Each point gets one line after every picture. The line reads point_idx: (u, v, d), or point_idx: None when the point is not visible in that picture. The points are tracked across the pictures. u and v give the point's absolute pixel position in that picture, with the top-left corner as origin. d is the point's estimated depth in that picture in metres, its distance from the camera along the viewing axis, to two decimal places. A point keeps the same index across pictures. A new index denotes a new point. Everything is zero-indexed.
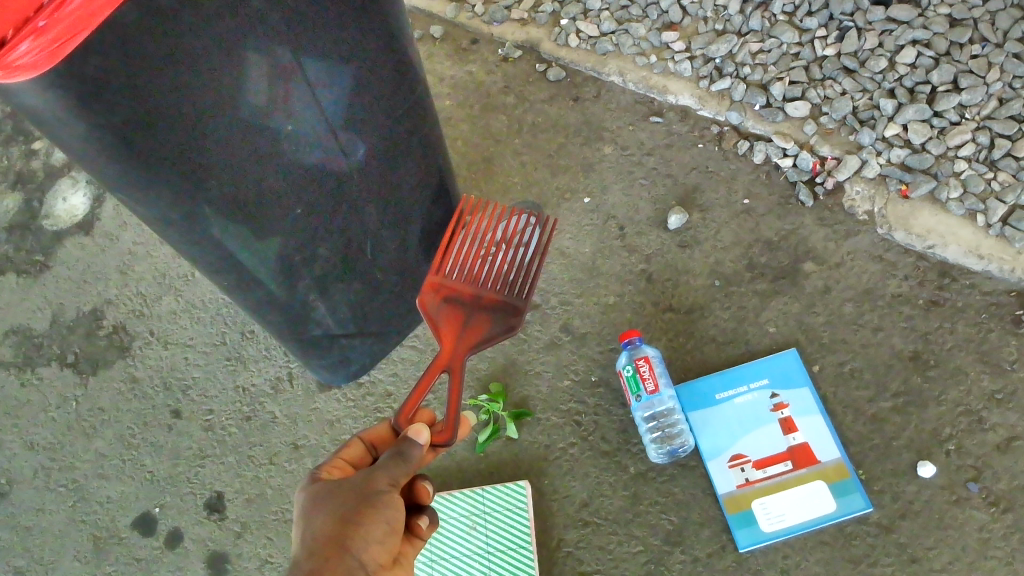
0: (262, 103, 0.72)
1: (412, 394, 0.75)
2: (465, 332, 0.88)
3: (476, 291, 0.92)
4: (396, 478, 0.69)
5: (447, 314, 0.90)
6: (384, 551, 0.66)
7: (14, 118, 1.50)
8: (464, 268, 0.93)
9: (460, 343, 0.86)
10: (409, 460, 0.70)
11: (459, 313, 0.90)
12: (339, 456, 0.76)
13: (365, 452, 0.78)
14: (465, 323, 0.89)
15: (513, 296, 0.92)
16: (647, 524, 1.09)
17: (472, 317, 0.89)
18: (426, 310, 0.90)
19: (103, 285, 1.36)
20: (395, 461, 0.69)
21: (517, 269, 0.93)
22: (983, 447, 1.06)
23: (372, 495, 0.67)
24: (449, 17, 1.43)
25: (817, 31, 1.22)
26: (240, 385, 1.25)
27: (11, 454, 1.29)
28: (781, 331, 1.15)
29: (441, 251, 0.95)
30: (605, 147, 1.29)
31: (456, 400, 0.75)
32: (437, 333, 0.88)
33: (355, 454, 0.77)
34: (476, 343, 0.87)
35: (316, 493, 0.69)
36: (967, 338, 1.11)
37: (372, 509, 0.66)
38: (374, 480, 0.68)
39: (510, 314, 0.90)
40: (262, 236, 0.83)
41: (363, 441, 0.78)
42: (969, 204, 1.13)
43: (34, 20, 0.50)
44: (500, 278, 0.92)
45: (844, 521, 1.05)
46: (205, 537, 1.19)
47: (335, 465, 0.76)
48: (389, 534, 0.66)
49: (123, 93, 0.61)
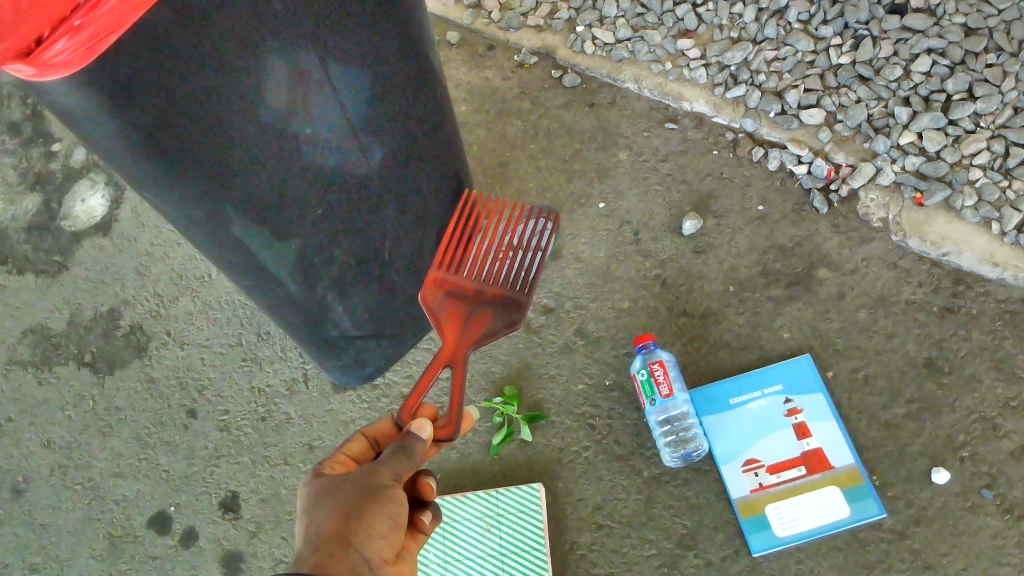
0: (289, 106, 0.73)
1: (415, 389, 0.76)
2: (467, 327, 0.88)
3: (478, 286, 0.92)
4: (400, 473, 0.69)
5: (449, 310, 0.90)
6: (388, 545, 0.66)
7: (34, 120, 1.52)
8: (467, 264, 0.93)
9: (462, 338, 0.87)
10: (412, 455, 0.70)
11: (462, 309, 0.90)
12: (341, 452, 0.76)
13: (368, 447, 0.79)
14: (467, 319, 0.89)
15: (516, 290, 0.92)
16: (661, 528, 1.10)
17: (474, 313, 0.89)
18: (428, 306, 0.90)
19: (121, 286, 1.37)
20: (398, 456, 0.69)
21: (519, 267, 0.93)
22: (997, 454, 1.06)
23: (376, 489, 0.67)
24: (466, 23, 1.44)
25: (833, 39, 1.23)
26: (256, 386, 1.26)
27: (27, 452, 1.30)
28: (795, 337, 1.16)
29: (443, 247, 0.95)
30: (620, 153, 1.30)
31: (460, 395, 0.75)
32: (439, 328, 0.88)
33: (358, 449, 0.78)
34: (478, 338, 0.87)
35: (321, 488, 0.69)
36: (981, 345, 1.11)
37: (377, 503, 0.66)
38: (378, 475, 0.68)
39: (513, 309, 0.90)
40: (284, 237, 0.84)
41: (366, 436, 0.79)
42: (984, 212, 1.14)
43: (70, 19, 0.50)
44: (501, 276, 0.92)
45: (858, 526, 1.06)
46: (220, 536, 1.19)
47: (338, 460, 0.76)
48: (393, 528, 0.66)
49: (153, 94, 0.62)
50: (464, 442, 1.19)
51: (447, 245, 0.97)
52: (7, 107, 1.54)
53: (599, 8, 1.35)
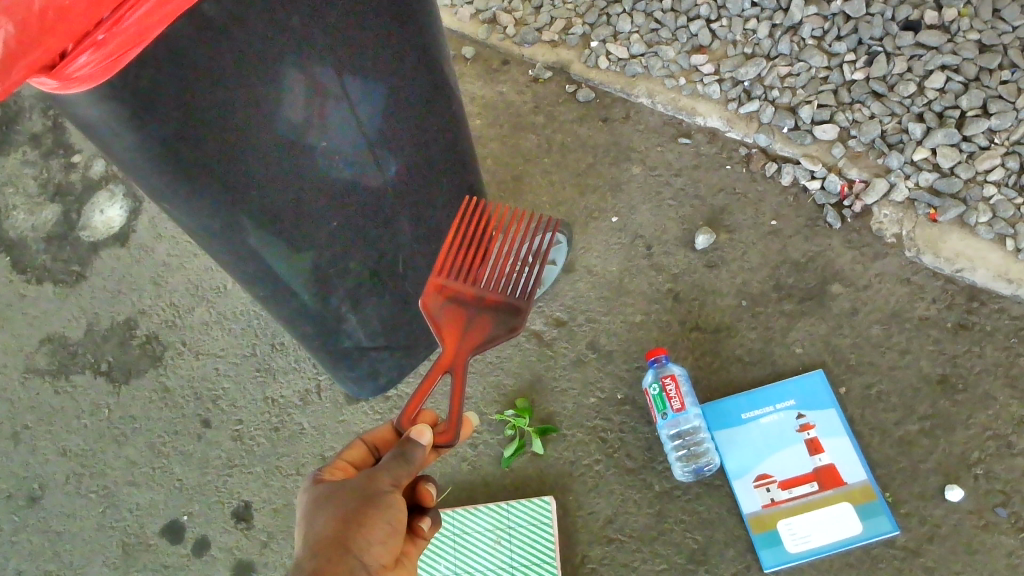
0: (304, 121, 0.74)
1: (415, 394, 0.74)
2: (467, 334, 0.85)
3: (479, 292, 0.89)
4: (399, 479, 0.69)
5: (450, 315, 0.87)
6: (387, 551, 0.66)
7: (55, 131, 1.54)
8: (467, 270, 0.90)
9: (463, 343, 0.84)
10: (412, 461, 0.69)
11: (462, 314, 0.87)
12: (341, 458, 0.76)
13: (368, 453, 0.78)
14: (468, 325, 0.86)
15: (518, 297, 0.89)
16: (672, 542, 1.09)
17: (475, 319, 0.86)
18: (428, 312, 0.87)
19: (137, 296, 1.39)
20: (397, 463, 0.69)
21: (518, 274, 0.90)
22: (1012, 472, 1.06)
23: (375, 496, 0.67)
24: (481, 39, 1.46)
25: (846, 55, 1.24)
26: (270, 396, 1.27)
27: (44, 459, 1.31)
28: (808, 353, 1.16)
29: (445, 253, 0.92)
30: (633, 167, 1.31)
31: (459, 401, 0.74)
32: (439, 334, 0.85)
33: (357, 455, 0.78)
34: (479, 344, 0.84)
35: (318, 494, 0.69)
36: (996, 362, 1.11)
37: (375, 509, 0.66)
38: (376, 481, 0.67)
39: (513, 316, 0.88)
40: (300, 249, 0.85)
41: (366, 442, 0.79)
42: (998, 228, 1.13)
43: (94, 34, 0.52)
44: (503, 283, 0.89)
45: (870, 544, 1.05)
46: (232, 545, 1.20)
47: (336, 466, 0.76)
48: (392, 534, 0.66)
49: (173, 107, 0.63)
50: (475, 454, 1.19)
51: (448, 252, 0.94)
52: (28, 119, 1.56)
53: (614, 23, 1.36)
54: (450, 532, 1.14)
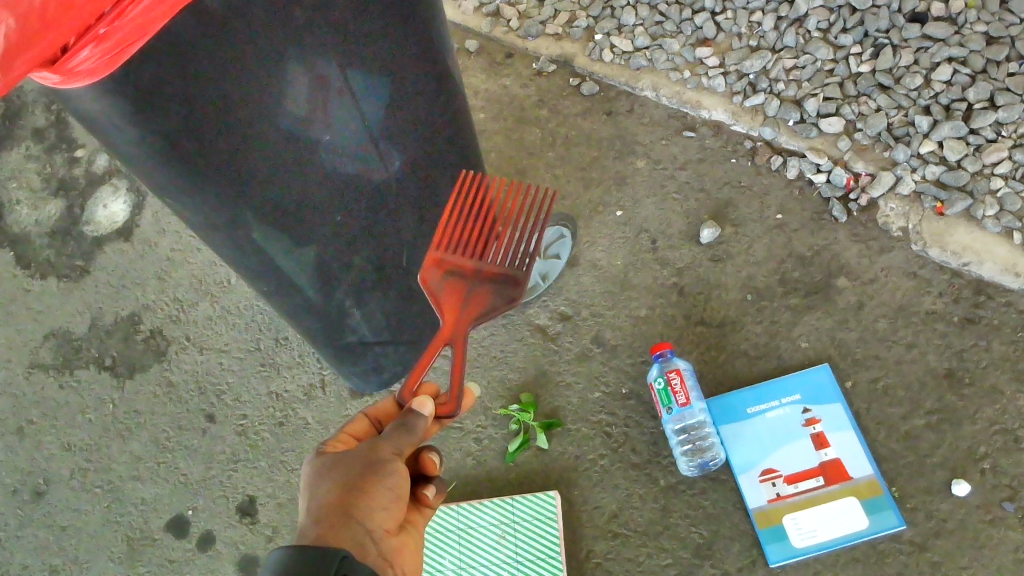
0: (307, 114, 0.73)
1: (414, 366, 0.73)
2: (466, 306, 0.84)
3: (477, 265, 0.87)
4: (401, 448, 0.68)
5: (449, 289, 0.85)
6: (390, 517, 0.66)
7: (58, 126, 1.54)
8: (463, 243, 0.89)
9: (461, 316, 0.82)
10: (413, 432, 0.69)
11: (461, 288, 0.85)
12: (343, 431, 0.75)
13: (370, 427, 0.78)
14: (467, 298, 0.84)
15: (517, 268, 0.87)
16: (677, 537, 1.09)
17: (473, 291, 0.85)
18: (427, 288, 0.86)
19: (141, 291, 1.39)
20: (398, 433, 0.68)
21: (515, 246, 0.88)
22: (1019, 467, 1.05)
23: (376, 463, 0.67)
24: (484, 32, 1.45)
25: (852, 47, 1.23)
26: (274, 391, 1.27)
27: (49, 454, 1.31)
28: (814, 347, 1.15)
29: (442, 228, 0.91)
30: (638, 161, 1.31)
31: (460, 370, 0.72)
32: (438, 308, 0.83)
33: (358, 429, 0.77)
34: (479, 316, 0.83)
35: (321, 463, 0.69)
36: (1003, 356, 1.10)
37: (377, 476, 0.66)
38: (378, 449, 0.67)
39: (513, 287, 0.86)
40: (303, 243, 0.85)
41: (368, 416, 0.78)
42: (1005, 222, 1.13)
43: (96, 27, 0.52)
44: (501, 254, 0.88)
45: (876, 538, 1.05)
46: (238, 540, 1.20)
47: (339, 439, 0.75)
48: (395, 501, 0.66)
49: (176, 100, 0.62)
50: (480, 449, 1.19)
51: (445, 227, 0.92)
52: (32, 114, 1.56)
53: (618, 16, 1.36)
54: (455, 527, 1.14)
